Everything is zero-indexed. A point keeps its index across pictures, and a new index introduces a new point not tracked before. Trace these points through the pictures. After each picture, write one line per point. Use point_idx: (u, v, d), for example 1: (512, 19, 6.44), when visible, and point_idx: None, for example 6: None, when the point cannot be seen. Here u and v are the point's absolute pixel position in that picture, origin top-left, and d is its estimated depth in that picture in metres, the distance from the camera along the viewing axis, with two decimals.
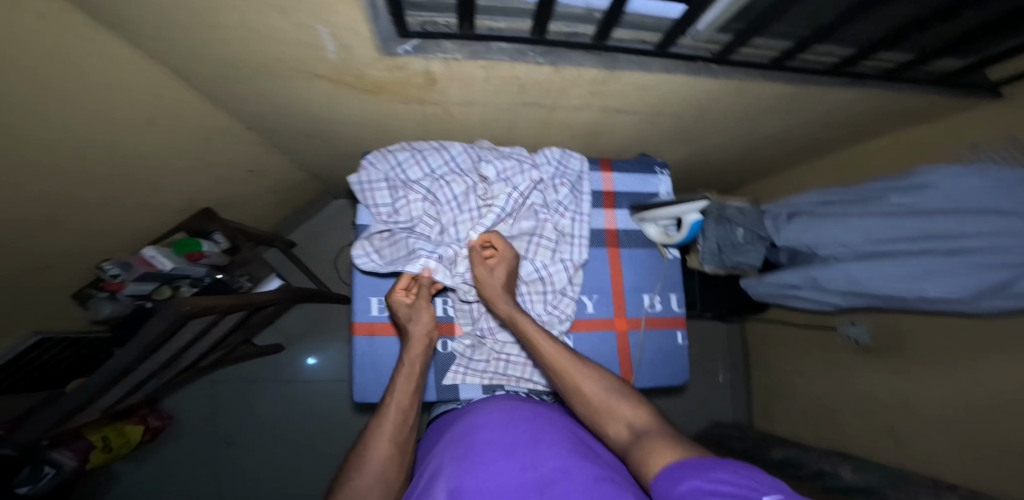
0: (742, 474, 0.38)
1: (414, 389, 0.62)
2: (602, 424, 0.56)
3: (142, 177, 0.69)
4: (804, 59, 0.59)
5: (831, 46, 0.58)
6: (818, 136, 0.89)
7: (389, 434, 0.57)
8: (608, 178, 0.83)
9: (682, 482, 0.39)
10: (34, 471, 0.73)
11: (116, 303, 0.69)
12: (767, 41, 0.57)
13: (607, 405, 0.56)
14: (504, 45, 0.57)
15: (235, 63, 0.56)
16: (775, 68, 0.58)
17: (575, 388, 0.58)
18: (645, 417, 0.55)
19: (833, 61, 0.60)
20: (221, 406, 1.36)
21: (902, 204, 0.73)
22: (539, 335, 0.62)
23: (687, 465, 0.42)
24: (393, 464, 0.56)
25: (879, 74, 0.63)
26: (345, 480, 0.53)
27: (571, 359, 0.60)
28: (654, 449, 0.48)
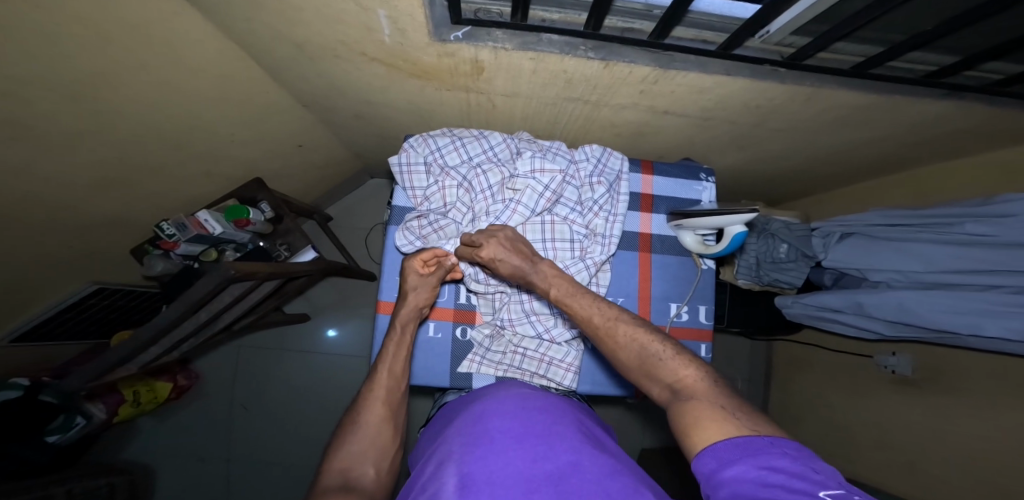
0: (800, 465, 0.34)
1: (404, 354, 0.64)
2: (644, 385, 0.53)
3: (201, 148, 0.72)
4: (891, 67, 0.55)
5: (924, 53, 0.54)
6: (886, 153, 0.83)
7: (382, 400, 0.59)
8: (649, 181, 0.80)
9: (731, 466, 0.36)
10: (66, 420, 0.88)
11: (168, 261, 0.79)
12: (848, 46, 0.53)
13: (649, 366, 0.52)
14: (554, 38, 0.56)
15: (297, 43, 0.57)
16: (855, 74, 0.53)
17: (611, 350, 0.55)
18: (693, 379, 0.49)
19: (919, 72, 0.56)
20: (242, 371, 1.42)
21: (973, 237, 0.68)
22: (571, 299, 0.60)
23: (735, 445, 0.38)
24: (388, 426, 0.58)
25: (981, 85, 0.56)
26: (341, 443, 0.55)
27: (612, 319, 0.57)
28: (697, 417, 0.43)
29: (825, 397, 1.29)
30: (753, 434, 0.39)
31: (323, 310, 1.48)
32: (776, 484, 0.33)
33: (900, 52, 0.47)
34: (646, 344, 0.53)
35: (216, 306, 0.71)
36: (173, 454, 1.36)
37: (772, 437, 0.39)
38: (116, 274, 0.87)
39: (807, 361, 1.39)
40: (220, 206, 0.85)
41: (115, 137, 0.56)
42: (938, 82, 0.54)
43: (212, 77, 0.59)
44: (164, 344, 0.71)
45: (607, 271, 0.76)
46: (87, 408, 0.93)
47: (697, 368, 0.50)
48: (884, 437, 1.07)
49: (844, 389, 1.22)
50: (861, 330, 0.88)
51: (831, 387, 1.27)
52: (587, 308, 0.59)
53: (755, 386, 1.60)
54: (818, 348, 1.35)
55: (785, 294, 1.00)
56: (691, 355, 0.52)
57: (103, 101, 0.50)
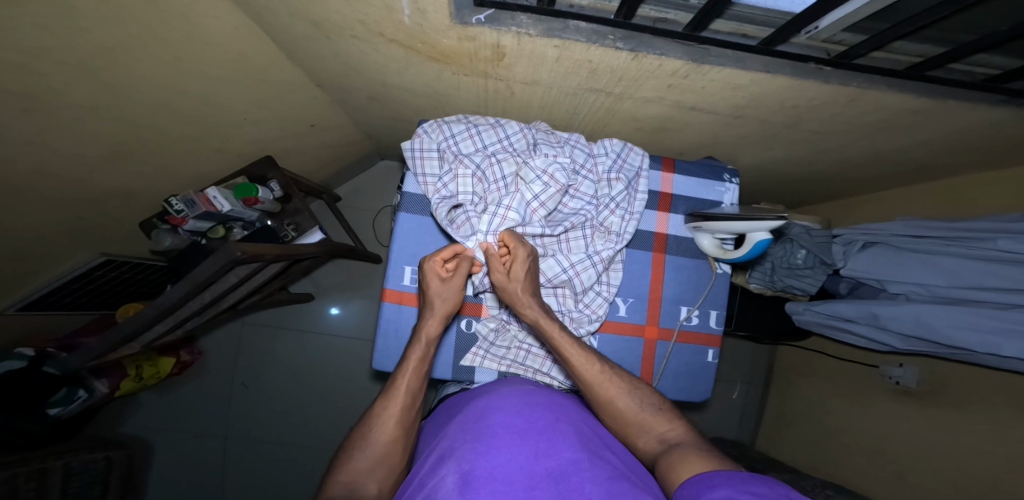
0: (779, 492, 0.36)
1: (422, 370, 0.62)
2: (633, 434, 0.57)
3: (214, 124, 0.70)
4: (951, 69, 0.52)
5: (989, 55, 0.51)
6: (922, 159, 0.79)
7: (396, 417, 0.58)
8: (669, 179, 0.78)
9: (715, 490, 0.39)
10: (69, 393, 0.92)
11: (176, 236, 0.78)
12: (906, 45, 0.50)
13: (642, 417, 0.57)
14: (581, 25, 0.54)
15: (315, 21, 0.54)
16: (910, 76, 0.50)
17: (606, 400, 0.59)
18: (680, 433, 0.56)
19: (980, 75, 0.53)
20: (246, 346, 1.44)
21: (1005, 255, 0.66)
22: (568, 344, 0.62)
23: (721, 476, 0.41)
24: (398, 445, 0.57)
25: None
26: (348, 457, 0.55)
27: (607, 371, 0.61)
28: (684, 461, 0.49)
29: (824, 405, 1.28)
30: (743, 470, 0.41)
31: (327, 291, 1.48)
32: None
33: (961, 54, 0.44)
34: (640, 396, 0.59)
35: (221, 287, 0.70)
36: (172, 427, 1.38)
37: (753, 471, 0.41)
38: (125, 246, 0.87)
39: (810, 367, 1.38)
40: (229, 183, 0.82)
41: (128, 113, 0.55)
42: (998, 87, 0.51)
43: (228, 54, 0.57)
44: (167, 323, 0.72)
45: (617, 270, 0.75)
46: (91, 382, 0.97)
47: (680, 423, 0.57)
48: (877, 447, 1.06)
49: (843, 398, 1.22)
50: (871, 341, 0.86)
51: (832, 394, 1.26)
52: (588, 357, 0.61)
53: (753, 389, 1.59)
54: (822, 355, 1.34)
55: (795, 301, 0.99)
56: (674, 410, 0.59)
57: (119, 74, 0.48)
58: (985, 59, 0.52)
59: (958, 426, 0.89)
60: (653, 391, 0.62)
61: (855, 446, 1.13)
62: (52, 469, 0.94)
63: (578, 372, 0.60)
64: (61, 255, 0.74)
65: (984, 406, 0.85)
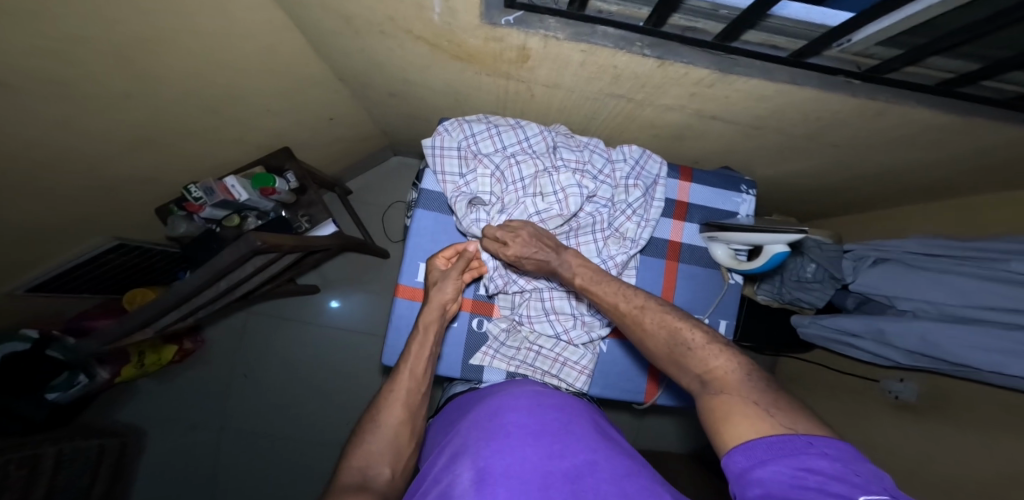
0: (840, 468, 0.33)
1: (425, 355, 0.63)
2: (676, 375, 0.53)
3: (236, 114, 0.70)
4: (983, 86, 0.53)
5: (1020, 74, 0.51)
6: (934, 177, 0.80)
7: (403, 400, 0.59)
8: (686, 188, 0.78)
9: (767, 466, 0.36)
10: (69, 378, 0.92)
11: (191, 223, 0.80)
12: (942, 60, 0.51)
13: (679, 358, 0.52)
14: (609, 31, 0.55)
15: (345, 16, 0.55)
16: (942, 91, 0.50)
17: (639, 338, 0.56)
18: (724, 369, 0.48)
19: (1009, 93, 0.53)
20: (250, 336, 1.44)
21: (1012, 276, 0.66)
22: (595, 288, 0.61)
23: (772, 445, 0.37)
24: (406, 426, 0.58)
25: None
26: (360, 442, 0.56)
27: (639, 308, 0.57)
28: (729, 416, 0.43)
29: (825, 419, 1.29)
30: (790, 432, 0.38)
31: (333, 284, 1.49)
32: (813, 487, 0.32)
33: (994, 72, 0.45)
34: (676, 335, 0.53)
35: (238, 276, 0.71)
36: (171, 414, 1.38)
37: (809, 435, 0.37)
38: (139, 232, 0.88)
39: (810, 379, 1.39)
40: (247, 172, 0.81)
41: (155, 100, 0.55)
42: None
43: (256, 46, 0.57)
44: (183, 310, 0.72)
45: (630, 276, 0.75)
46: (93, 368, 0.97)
47: (730, 358, 0.49)
48: (877, 462, 1.07)
49: (843, 412, 1.22)
50: (877, 357, 0.87)
51: (832, 408, 1.27)
52: (615, 299, 0.59)
53: None
54: (823, 369, 1.34)
55: (802, 314, 1.00)
56: (724, 344, 0.50)
57: (151, 63, 0.49)
58: (1016, 77, 0.52)
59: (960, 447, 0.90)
60: (701, 322, 0.54)
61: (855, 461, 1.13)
62: (44, 455, 0.95)
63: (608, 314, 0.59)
64: (76, 238, 0.74)
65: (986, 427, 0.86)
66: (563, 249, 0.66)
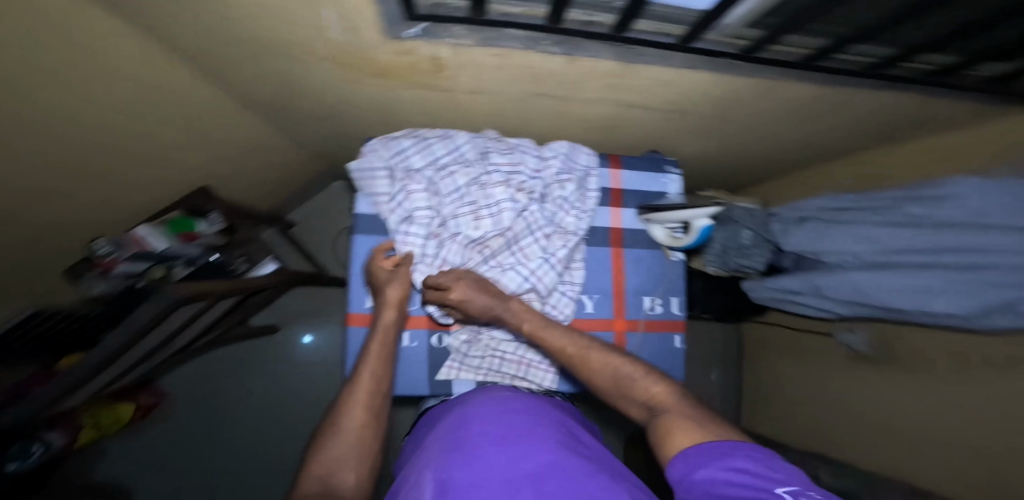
0: (758, 464, 0.38)
1: (383, 355, 0.62)
2: (622, 406, 0.56)
3: (144, 159, 0.66)
4: (841, 59, 0.56)
5: (870, 46, 0.55)
6: (839, 140, 0.87)
7: (364, 401, 0.57)
8: (618, 175, 0.80)
9: (699, 470, 0.40)
10: (23, 447, 0.71)
11: (108, 280, 0.69)
12: (801, 38, 0.53)
13: (624, 388, 0.55)
14: (517, 32, 0.56)
15: (243, 43, 0.52)
16: (804, 67, 0.54)
17: (586, 377, 0.58)
18: (664, 393, 0.53)
19: (862, 64, 0.57)
20: (212, 390, 1.35)
21: (916, 219, 0.73)
22: (542, 330, 0.62)
23: (703, 451, 0.42)
24: (369, 432, 0.56)
25: (917, 77, 0.58)
26: (320, 449, 0.53)
27: (584, 347, 0.59)
28: (672, 432, 0.47)
29: (794, 375, 1.35)
30: (718, 440, 0.43)
31: (293, 319, 1.42)
32: (741, 484, 0.37)
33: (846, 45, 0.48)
34: (620, 368, 0.57)
35: (166, 330, 0.66)
36: (135, 487, 1.25)
37: (734, 441, 0.42)
38: None
39: (773, 340, 1.46)
40: (161, 218, 0.77)
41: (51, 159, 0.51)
42: (878, 75, 0.56)
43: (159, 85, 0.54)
44: (114, 371, 0.67)
45: (578, 268, 0.76)
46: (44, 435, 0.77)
47: (667, 384, 0.54)
48: (845, 410, 1.13)
49: (808, 366, 1.29)
50: (821, 311, 0.92)
51: (798, 363, 1.34)
52: (562, 339, 0.61)
53: (728, 367, 1.66)
54: (782, 329, 1.41)
55: (751, 279, 1.05)
56: (660, 372, 0.56)
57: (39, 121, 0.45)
58: (866, 48, 0.56)
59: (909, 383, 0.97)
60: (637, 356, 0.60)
61: (827, 412, 1.20)
62: None
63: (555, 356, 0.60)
64: None
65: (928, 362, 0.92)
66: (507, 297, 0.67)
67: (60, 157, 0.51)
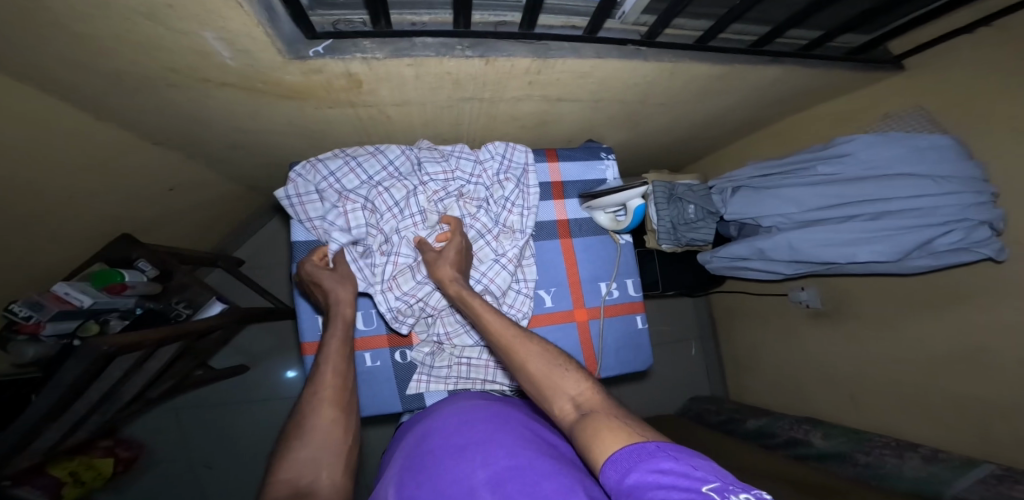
0: (686, 464, 0.35)
1: (343, 350, 0.58)
2: (549, 402, 0.51)
3: (54, 214, 0.61)
4: (724, 38, 0.62)
5: (744, 25, 0.61)
6: (761, 110, 0.91)
7: (329, 398, 0.53)
8: (556, 168, 0.82)
9: (630, 476, 0.37)
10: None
11: (41, 343, 0.62)
12: (688, 22, 0.59)
13: (553, 382, 0.52)
14: (428, 40, 0.55)
15: (133, 78, 0.49)
16: (700, 48, 0.59)
17: (519, 364, 0.55)
18: (591, 394, 0.50)
19: (748, 42, 0.63)
20: (187, 443, 1.29)
21: (828, 176, 0.78)
22: (486, 311, 0.60)
23: (632, 454, 0.39)
24: (338, 427, 0.51)
25: (796, 49, 0.66)
26: (285, 452, 0.47)
27: (523, 336, 0.58)
28: (603, 430, 0.44)
29: (763, 333, 1.42)
30: (646, 441, 0.40)
31: (261, 357, 1.38)
32: (666, 485, 0.34)
33: (725, 24, 0.53)
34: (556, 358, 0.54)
35: (107, 381, 0.62)
36: None
37: (659, 442, 0.40)
38: None
39: (737, 304, 1.53)
40: (82, 273, 0.72)
41: None
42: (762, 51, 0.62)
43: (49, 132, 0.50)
44: (62, 428, 0.61)
45: (530, 265, 0.77)
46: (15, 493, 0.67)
47: (593, 386, 0.52)
48: (818, 362, 1.19)
49: (774, 323, 1.35)
50: (770, 273, 0.97)
51: (764, 322, 1.40)
52: (503, 323, 0.59)
53: (705, 336, 1.72)
54: (744, 293, 1.47)
55: (705, 252, 1.08)
56: (588, 374, 0.53)
57: None
58: (748, 27, 0.62)
59: (869, 328, 1.03)
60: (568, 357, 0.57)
61: (802, 367, 1.26)
62: None
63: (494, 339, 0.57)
64: None
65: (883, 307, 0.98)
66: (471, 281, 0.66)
67: None
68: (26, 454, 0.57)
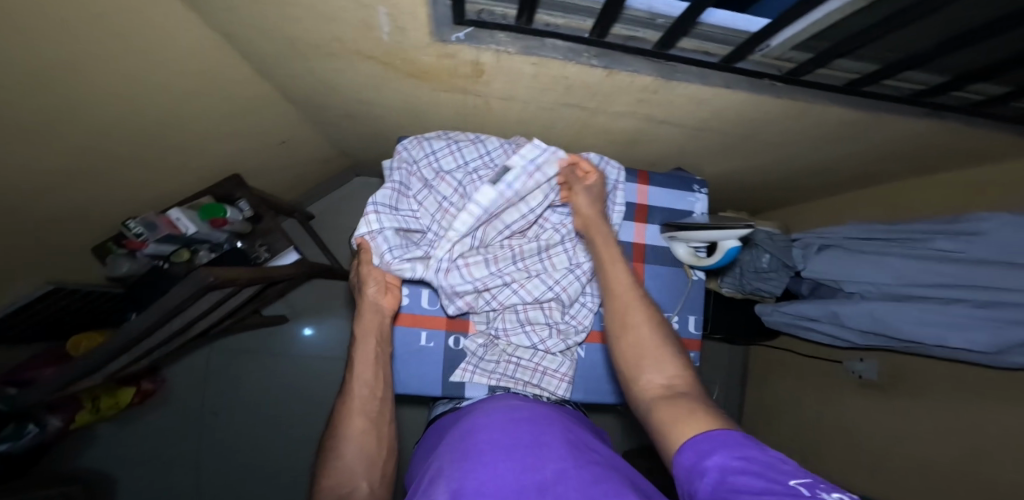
0: (775, 457, 0.34)
1: (373, 360, 0.62)
2: (640, 369, 0.53)
3: (177, 143, 0.66)
4: (884, 85, 0.57)
5: (915, 74, 0.55)
6: (864, 168, 0.87)
7: (358, 409, 0.59)
8: (644, 191, 0.81)
9: (710, 457, 0.36)
10: (17, 427, 0.79)
11: (134, 261, 0.74)
12: (849, 63, 0.54)
13: (652, 351, 0.53)
14: (558, 43, 0.56)
15: (288, 38, 0.53)
16: (848, 91, 0.55)
17: (629, 324, 0.56)
18: (684, 380, 0.50)
19: (906, 91, 0.58)
20: (211, 378, 1.34)
21: (945, 253, 0.72)
22: (612, 261, 0.62)
23: (714, 438, 0.38)
24: (370, 436, 0.58)
25: (963, 106, 0.58)
26: (327, 461, 0.56)
27: (637, 298, 0.58)
28: (683, 419, 0.44)
29: (797, 400, 1.33)
30: (730, 429, 0.39)
31: (302, 312, 1.42)
32: (754, 473, 0.33)
33: (895, 71, 0.49)
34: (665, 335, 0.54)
35: (190, 314, 0.67)
36: (134, 466, 1.26)
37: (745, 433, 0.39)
38: (75, 275, 0.81)
39: (778, 363, 1.45)
40: (193, 203, 0.78)
41: (91, 138, 0.53)
42: (921, 101, 0.57)
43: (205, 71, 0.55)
44: (135, 354, 0.67)
45: (600, 280, 0.75)
46: (42, 415, 0.84)
47: (688, 375, 0.52)
48: (847, 436, 1.12)
49: (813, 392, 1.27)
50: (835, 338, 0.91)
51: (802, 388, 1.31)
52: (623, 276, 0.60)
53: (731, 388, 1.64)
54: (790, 352, 1.39)
55: (765, 303, 1.05)
56: (687, 361, 0.53)
57: (86, 100, 0.46)
58: (912, 76, 0.56)
59: (915, 412, 0.95)
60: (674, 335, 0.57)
61: (828, 438, 1.18)
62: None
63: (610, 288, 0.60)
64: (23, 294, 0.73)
65: (940, 393, 0.91)
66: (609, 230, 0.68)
67: (100, 132, 0.52)
68: (94, 374, 0.64)
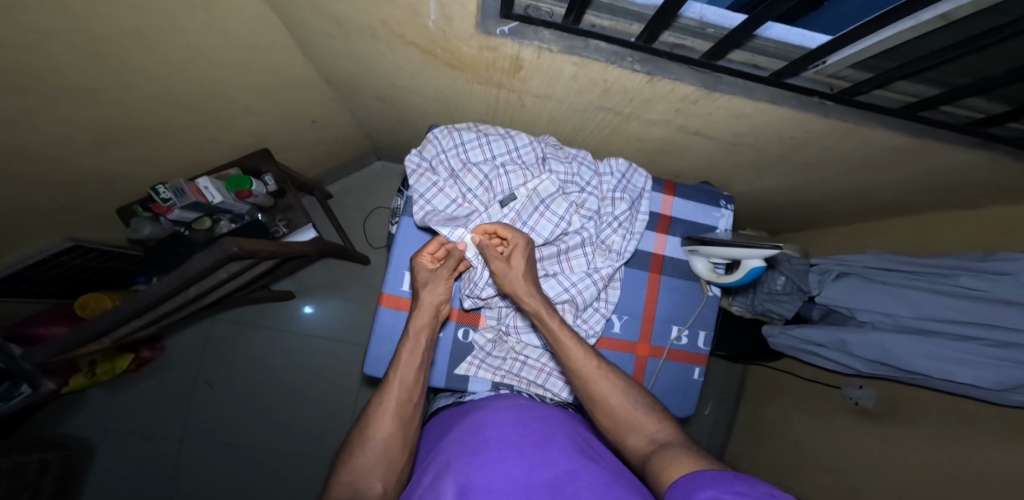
0: (761, 490, 0.35)
1: (418, 363, 0.62)
2: (623, 434, 0.56)
3: (212, 111, 0.67)
4: (940, 112, 0.57)
5: (975, 101, 0.56)
6: (896, 197, 0.86)
7: (392, 411, 0.58)
8: (669, 202, 0.81)
9: (700, 491, 0.37)
10: (10, 387, 0.73)
11: (157, 225, 0.77)
12: (906, 86, 0.55)
13: (632, 416, 0.57)
14: (601, 45, 0.55)
15: (333, 16, 0.53)
16: (905, 114, 0.54)
17: (599, 396, 0.58)
18: (665, 432, 0.55)
19: (963, 118, 0.58)
20: (213, 345, 1.36)
21: (966, 291, 0.72)
22: (569, 341, 0.62)
23: (704, 477, 0.39)
24: (396, 441, 0.57)
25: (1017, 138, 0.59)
26: (349, 456, 0.56)
27: (602, 368, 0.60)
28: (672, 464, 0.48)
29: (788, 422, 1.32)
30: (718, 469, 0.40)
31: (310, 289, 1.42)
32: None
33: (954, 97, 0.48)
34: (635, 395, 0.58)
35: (207, 284, 0.67)
36: (129, 421, 1.28)
37: (737, 472, 0.40)
38: (94, 229, 0.82)
39: (774, 384, 1.45)
40: (221, 174, 0.78)
41: (126, 97, 0.53)
42: (981, 131, 0.55)
43: (248, 45, 0.56)
44: (145, 318, 0.68)
45: (616, 287, 0.76)
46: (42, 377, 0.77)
47: (666, 423, 0.56)
48: (833, 462, 1.12)
49: (805, 416, 1.26)
50: (842, 367, 0.90)
51: (795, 411, 1.31)
52: (583, 351, 0.61)
53: (724, 405, 1.64)
54: (788, 374, 1.38)
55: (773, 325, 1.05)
56: (661, 410, 0.58)
57: (126, 59, 0.47)
58: (970, 103, 0.57)
59: (902, 443, 0.95)
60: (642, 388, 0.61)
61: (813, 462, 1.18)
62: None
63: (573, 369, 0.60)
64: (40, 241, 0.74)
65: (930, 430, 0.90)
66: (543, 292, 0.67)
67: (131, 91, 0.52)
68: (101, 338, 0.65)
